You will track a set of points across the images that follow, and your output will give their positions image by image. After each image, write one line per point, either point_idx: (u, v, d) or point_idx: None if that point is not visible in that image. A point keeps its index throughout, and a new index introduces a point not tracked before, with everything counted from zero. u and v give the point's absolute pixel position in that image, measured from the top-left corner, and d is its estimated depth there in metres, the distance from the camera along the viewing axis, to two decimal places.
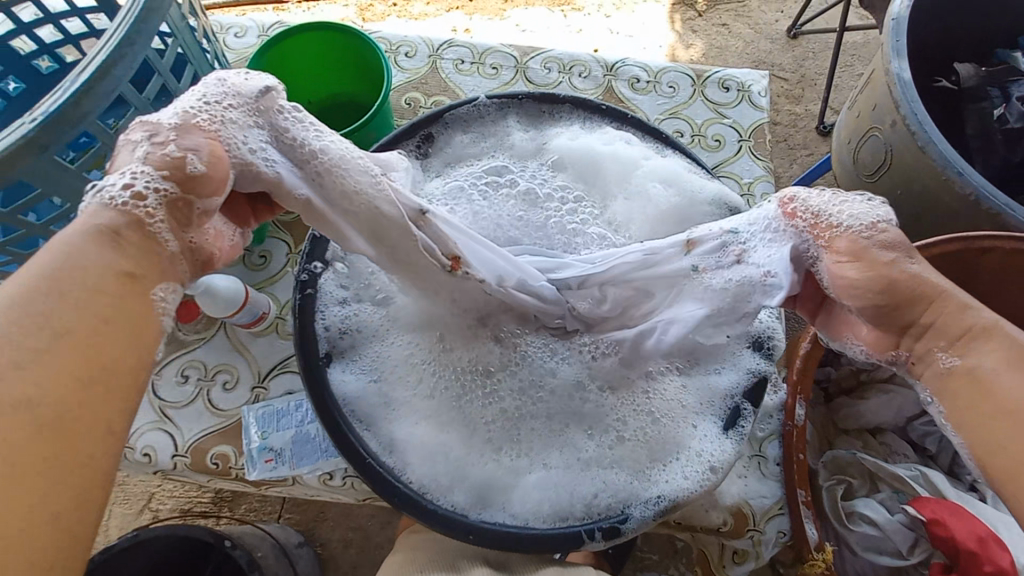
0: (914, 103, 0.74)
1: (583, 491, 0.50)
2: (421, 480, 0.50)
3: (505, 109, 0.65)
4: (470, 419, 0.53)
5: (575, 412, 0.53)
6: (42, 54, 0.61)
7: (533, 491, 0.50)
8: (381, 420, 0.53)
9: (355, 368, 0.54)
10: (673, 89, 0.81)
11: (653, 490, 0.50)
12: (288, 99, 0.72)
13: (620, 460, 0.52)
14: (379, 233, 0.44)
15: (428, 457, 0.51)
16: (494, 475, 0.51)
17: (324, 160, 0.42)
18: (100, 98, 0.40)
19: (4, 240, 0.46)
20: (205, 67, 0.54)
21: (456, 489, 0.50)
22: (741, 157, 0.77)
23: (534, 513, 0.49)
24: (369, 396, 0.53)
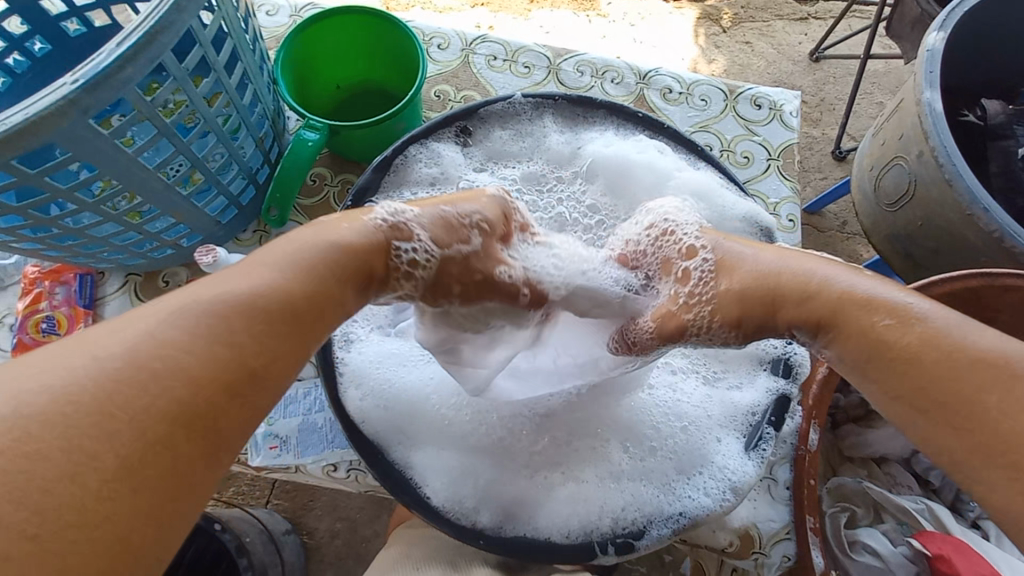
0: (945, 136, 0.75)
1: (613, 504, 0.49)
2: (443, 499, 0.48)
3: (540, 108, 0.64)
4: (503, 446, 0.52)
5: (613, 427, 0.54)
6: (71, 16, 0.59)
7: (561, 505, 0.49)
8: (393, 438, 0.50)
9: (364, 385, 0.51)
10: (705, 103, 0.81)
11: (676, 506, 0.49)
12: (319, 80, 0.72)
13: (649, 473, 0.51)
14: (409, 425, 0.51)
15: (457, 478, 0.49)
16: (521, 490, 0.50)
17: (404, 397, 0.52)
18: (143, 65, 0.38)
19: (27, 202, 0.45)
20: (244, 41, 0.53)
21: (482, 509, 0.48)
22: (769, 176, 0.77)
23: (561, 528, 0.48)
24: (391, 416, 0.51)
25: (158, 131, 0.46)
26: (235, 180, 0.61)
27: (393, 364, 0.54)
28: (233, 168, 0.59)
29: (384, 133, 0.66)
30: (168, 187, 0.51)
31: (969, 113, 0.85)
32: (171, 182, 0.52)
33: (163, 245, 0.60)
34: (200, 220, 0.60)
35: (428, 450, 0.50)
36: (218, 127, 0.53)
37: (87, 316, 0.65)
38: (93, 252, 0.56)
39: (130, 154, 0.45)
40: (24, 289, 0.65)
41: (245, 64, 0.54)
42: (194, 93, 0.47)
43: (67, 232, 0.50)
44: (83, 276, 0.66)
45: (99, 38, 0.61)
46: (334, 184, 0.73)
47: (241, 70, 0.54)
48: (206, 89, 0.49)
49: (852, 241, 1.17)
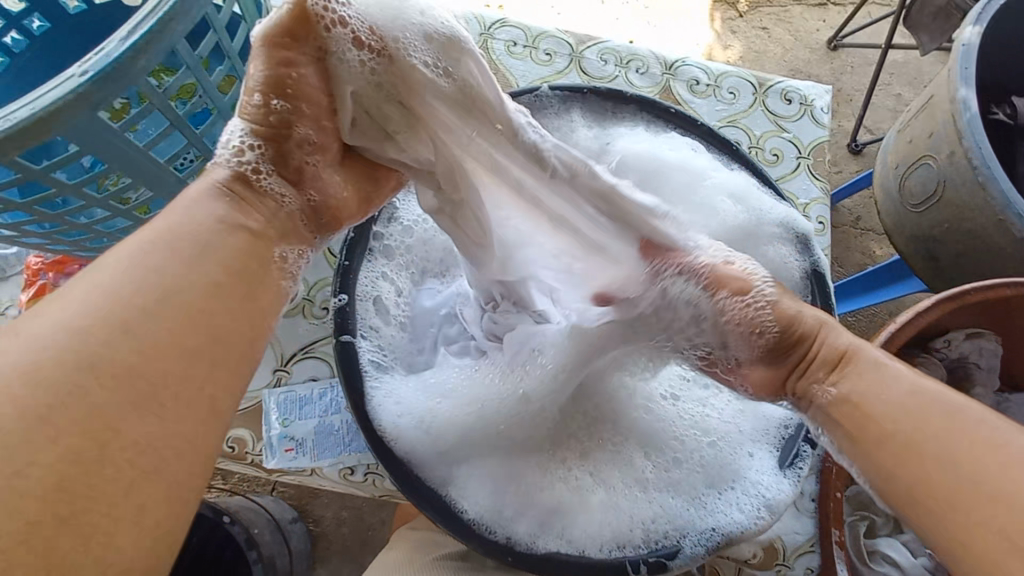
0: (979, 136, 0.73)
1: (644, 515, 0.48)
2: (478, 511, 0.47)
3: (568, 102, 0.61)
4: (534, 458, 0.49)
5: (650, 434, 0.51)
6: None
7: (594, 519, 0.47)
8: (425, 457, 0.48)
9: (396, 407, 0.49)
10: (734, 96, 0.77)
11: (708, 522, 0.47)
12: None
13: (678, 483, 0.50)
14: (445, 447, 0.48)
15: (490, 492, 0.47)
16: (554, 499, 0.48)
17: (437, 416, 0.49)
18: (159, 55, 0.35)
19: (33, 199, 0.41)
20: (259, 25, 0.49)
21: (518, 521, 0.47)
22: (798, 175, 0.74)
23: (592, 540, 0.46)
24: (423, 433, 0.48)
25: (171, 124, 0.43)
26: None
27: (427, 390, 0.51)
28: None
29: None
30: (180, 181, 0.48)
31: (999, 109, 0.82)
32: (182, 176, 0.49)
33: None
34: None
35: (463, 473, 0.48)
36: (231, 118, 0.50)
37: None
38: (99, 248, 0.54)
39: (142, 149, 0.42)
40: (27, 282, 0.63)
41: (259, 50, 0.51)
42: (210, 82, 0.44)
43: (74, 229, 0.47)
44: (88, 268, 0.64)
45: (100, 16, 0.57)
46: None
47: (255, 56, 0.51)
48: (221, 78, 0.46)
49: (865, 238, 1.15)
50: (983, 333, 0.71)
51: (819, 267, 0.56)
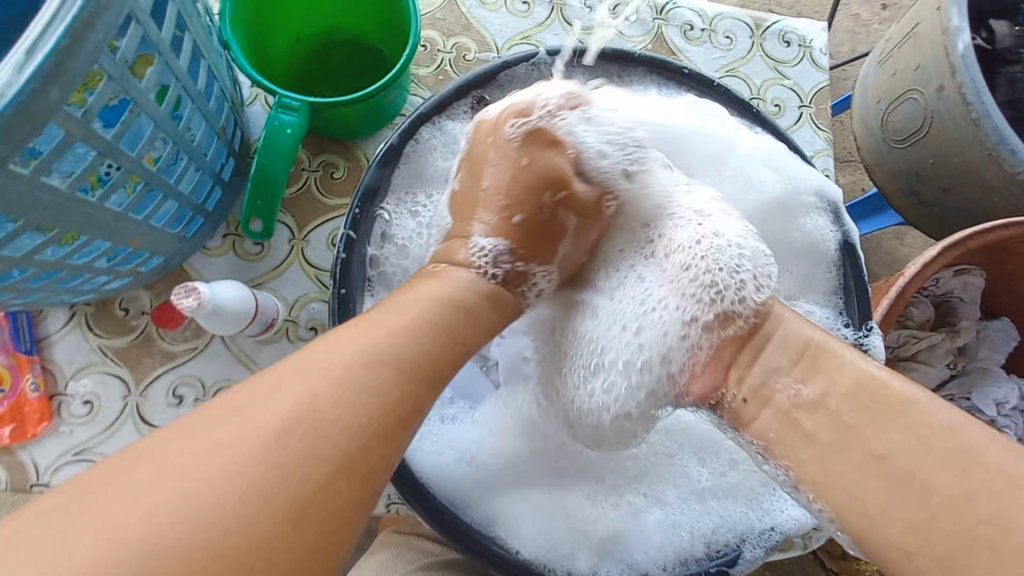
0: (972, 67, 0.66)
1: (702, 525, 0.47)
2: (532, 550, 0.44)
3: (569, 68, 0.53)
4: (588, 488, 0.48)
5: (706, 443, 0.49)
6: None
7: (654, 536, 0.46)
8: (473, 495, 0.45)
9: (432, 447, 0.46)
10: (730, 41, 0.71)
11: (767, 522, 0.47)
12: (275, 34, 0.56)
13: (735, 487, 0.48)
14: (491, 487, 0.46)
15: (546, 525, 0.45)
16: (612, 525, 0.46)
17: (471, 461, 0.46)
18: (77, 78, 0.26)
19: None
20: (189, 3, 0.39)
21: (575, 554, 0.45)
22: (802, 126, 0.70)
23: (654, 559, 0.46)
24: (465, 475, 0.46)
25: (100, 152, 0.34)
26: (197, 184, 0.48)
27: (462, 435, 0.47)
28: (195, 171, 0.46)
29: (376, 104, 0.54)
30: (119, 215, 0.39)
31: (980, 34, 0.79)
32: (123, 207, 0.39)
33: (118, 275, 0.48)
34: (161, 241, 0.48)
35: (515, 517, 0.45)
36: (172, 129, 0.40)
37: (34, 364, 0.53)
38: (28, 301, 0.44)
39: (67, 190, 0.33)
40: None
41: (194, 36, 0.40)
42: (140, 91, 0.34)
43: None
44: (16, 316, 0.53)
45: None
46: (314, 168, 0.60)
47: (191, 44, 0.40)
48: (154, 82, 0.36)
49: None
50: (969, 269, 0.72)
51: (850, 238, 0.53)
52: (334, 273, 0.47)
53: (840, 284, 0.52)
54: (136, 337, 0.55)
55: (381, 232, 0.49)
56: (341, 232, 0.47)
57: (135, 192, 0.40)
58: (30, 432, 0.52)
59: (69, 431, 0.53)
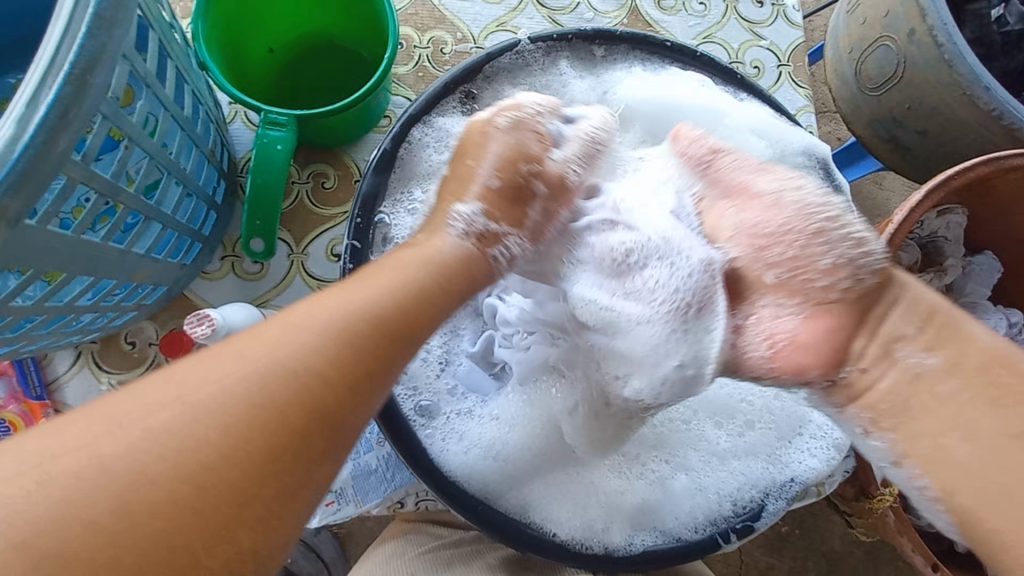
0: (941, 7, 0.64)
1: (726, 488, 0.48)
2: (569, 530, 0.46)
3: (554, 53, 0.53)
4: (616, 464, 0.49)
5: (723, 408, 0.50)
6: None
7: (683, 501, 0.48)
8: (505, 485, 0.46)
9: (458, 441, 0.46)
10: (705, 7, 0.71)
11: (788, 474, 0.49)
12: (245, 49, 0.55)
13: (754, 446, 0.50)
14: (522, 476, 0.47)
15: (579, 505, 0.47)
16: (640, 495, 0.48)
17: (497, 451, 0.46)
18: (79, 126, 0.27)
19: None
20: (168, 30, 0.38)
21: (611, 528, 0.47)
22: (782, 85, 0.71)
23: (687, 523, 0.48)
24: (493, 463, 0.46)
25: (100, 194, 0.33)
26: (193, 210, 0.47)
27: (485, 425, 0.47)
28: (189, 197, 0.46)
29: (360, 109, 0.53)
30: (124, 252, 0.39)
31: None
32: (126, 244, 0.39)
33: (125, 311, 0.47)
34: (163, 270, 0.47)
35: (548, 503, 0.46)
36: (165, 161, 0.39)
37: (48, 408, 0.53)
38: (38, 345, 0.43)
39: (73, 234, 0.33)
40: None
41: (175, 61, 0.39)
42: (133, 128, 0.33)
43: (7, 342, 0.37)
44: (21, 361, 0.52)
45: None
46: (304, 180, 0.59)
47: (174, 69, 0.39)
48: (144, 114, 0.35)
49: None
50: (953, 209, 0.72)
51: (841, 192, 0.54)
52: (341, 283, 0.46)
53: None
54: (148, 367, 0.55)
55: (382, 237, 0.48)
56: (346, 242, 0.47)
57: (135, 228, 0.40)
58: None
59: None
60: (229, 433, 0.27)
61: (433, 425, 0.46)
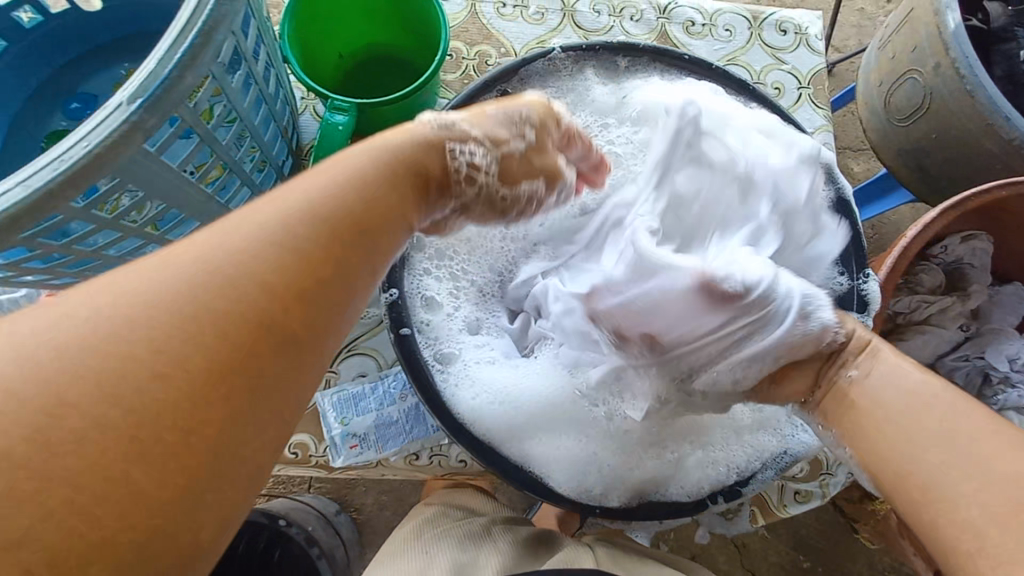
0: (964, 43, 0.69)
1: (728, 460, 0.52)
2: (568, 480, 0.50)
3: (581, 62, 0.60)
4: (626, 434, 0.52)
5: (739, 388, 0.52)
6: (23, 5, 0.57)
7: (685, 470, 0.51)
8: (511, 433, 0.50)
9: (473, 391, 0.51)
10: (730, 34, 0.77)
11: (785, 450, 0.52)
12: (319, 51, 0.65)
13: (760, 423, 0.53)
14: (528, 427, 0.51)
15: (580, 460, 0.51)
16: (646, 462, 0.51)
17: (508, 404, 0.51)
18: (198, 74, 0.34)
19: (72, 240, 0.40)
20: (264, 22, 0.47)
21: (609, 484, 0.51)
22: (801, 106, 0.75)
23: (686, 490, 0.51)
24: (505, 414, 0.50)
25: (200, 139, 0.42)
26: (265, 177, 0.56)
27: (499, 377, 0.52)
28: (262, 165, 0.54)
29: (412, 105, 0.62)
30: (209, 198, 0.47)
31: (975, 16, 0.83)
32: (211, 192, 0.47)
33: None
34: None
35: (552, 455, 0.51)
36: (249, 125, 0.48)
37: None
38: None
39: (176, 171, 0.41)
40: None
41: (266, 48, 0.48)
42: (232, 91, 0.42)
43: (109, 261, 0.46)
44: None
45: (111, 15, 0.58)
46: None
47: (265, 55, 0.48)
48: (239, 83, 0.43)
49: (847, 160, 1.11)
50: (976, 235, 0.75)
51: (843, 194, 0.58)
52: None
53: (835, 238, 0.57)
54: None
55: None
56: None
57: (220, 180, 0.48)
58: None
59: None
60: (202, 335, 0.26)
61: (449, 372, 0.52)
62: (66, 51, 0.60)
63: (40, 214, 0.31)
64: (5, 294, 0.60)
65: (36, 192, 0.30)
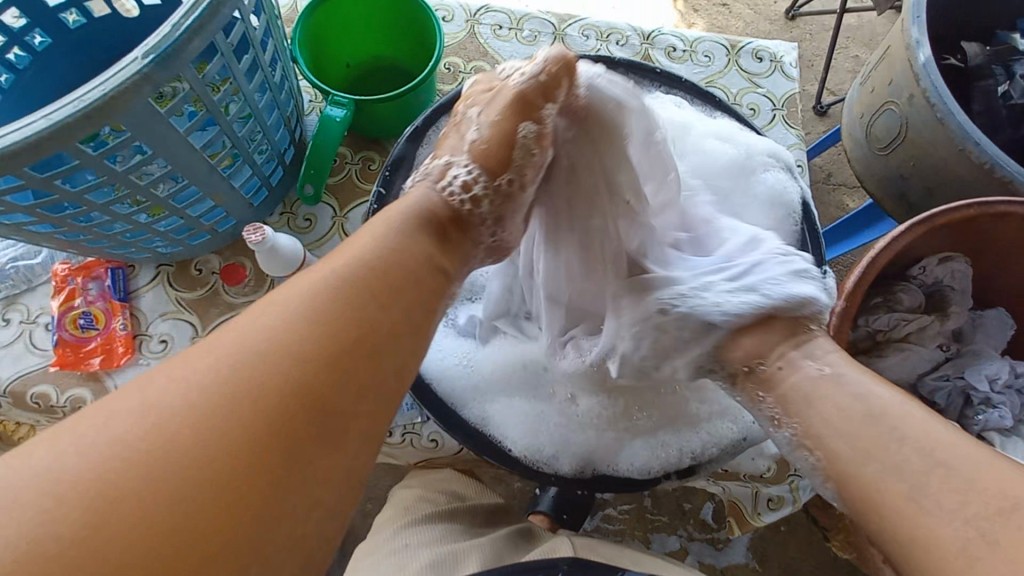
0: (935, 75, 0.70)
1: (683, 441, 0.55)
2: (521, 448, 0.54)
3: None
4: (581, 411, 0.56)
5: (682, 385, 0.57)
6: (70, 7, 0.64)
7: (637, 449, 0.55)
8: (469, 397, 0.56)
9: (440, 355, 0.57)
10: (708, 59, 0.83)
11: (740, 433, 0.55)
12: (327, 59, 0.72)
13: (716, 407, 0.56)
14: (484, 395, 0.56)
15: (533, 430, 0.55)
16: (595, 439, 0.55)
17: (469, 380, 0.56)
18: (205, 42, 0.40)
19: (84, 189, 0.45)
20: (274, 19, 0.53)
21: (561, 457, 0.54)
22: (775, 126, 0.80)
23: (642, 466, 0.54)
24: (465, 382, 0.56)
25: (205, 110, 0.47)
26: (267, 162, 0.61)
27: (461, 355, 0.58)
28: (264, 149, 0.60)
29: (404, 106, 0.67)
30: (212, 169, 0.52)
31: (951, 57, 0.83)
32: (214, 163, 0.52)
33: (200, 230, 0.61)
34: (236, 203, 0.61)
35: (506, 423, 0.55)
36: (254, 107, 0.53)
37: (124, 310, 0.66)
38: (134, 241, 0.57)
39: (183, 135, 0.46)
40: (56, 287, 0.65)
41: (275, 42, 0.54)
42: (238, 71, 0.48)
43: (116, 218, 0.51)
44: (114, 270, 0.66)
45: (148, 17, 0.66)
46: (355, 162, 0.73)
47: (273, 47, 0.54)
48: (246, 65, 0.49)
49: (839, 194, 1.11)
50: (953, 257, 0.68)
51: (806, 197, 0.62)
52: (369, 221, 0.58)
53: (798, 238, 0.60)
54: (206, 291, 0.67)
55: (408, 199, 0.61)
56: (374, 190, 0.59)
57: (221, 154, 0.53)
58: (116, 362, 0.64)
59: (147, 364, 0.64)
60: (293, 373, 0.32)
61: None
62: (100, 49, 0.67)
63: (55, 145, 0.36)
64: (23, 261, 0.66)
65: (56, 124, 0.36)
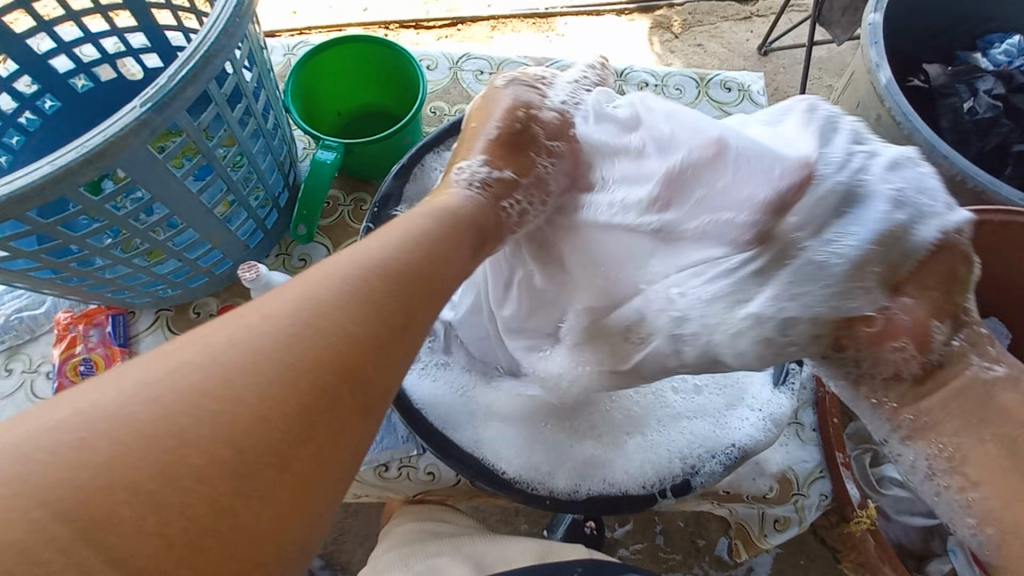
0: (898, 96, 0.73)
1: (677, 449, 0.56)
2: (517, 470, 0.54)
3: None
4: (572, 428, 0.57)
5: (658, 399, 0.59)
6: (78, 72, 0.69)
7: (632, 460, 0.56)
8: (461, 420, 0.56)
9: (431, 379, 0.58)
10: (679, 92, 0.87)
11: (730, 440, 0.56)
12: (318, 108, 0.76)
13: (699, 413, 0.58)
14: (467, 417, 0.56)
15: (527, 449, 0.55)
16: (589, 453, 0.56)
17: (457, 407, 0.57)
18: (198, 90, 0.43)
19: (85, 233, 0.48)
20: (265, 71, 0.57)
21: (557, 475, 0.54)
22: None
23: (637, 479, 0.54)
24: (454, 404, 0.57)
25: (201, 155, 0.50)
26: (261, 205, 0.64)
27: (447, 378, 0.59)
28: (258, 193, 0.63)
29: (392, 147, 0.70)
30: (208, 211, 0.55)
31: (915, 79, 0.87)
32: (210, 206, 0.55)
33: (198, 272, 0.63)
34: (232, 245, 0.63)
35: (495, 442, 0.55)
36: (248, 152, 0.56)
37: (124, 354, 0.67)
38: (134, 285, 0.59)
39: (179, 177, 0.49)
40: (58, 335, 0.66)
41: (267, 92, 0.59)
42: (232, 118, 0.51)
43: (116, 262, 0.53)
44: (115, 316, 0.68)
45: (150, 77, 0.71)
46: (347, 204, 0.76)
47: (265, 97, 0.59)
48: (239, 113, 0.53)
49: None
50: None
51: None
52: None
53: None
54: None
55: None
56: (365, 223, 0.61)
57: (217, 198, 0.56)
58: None
59: None
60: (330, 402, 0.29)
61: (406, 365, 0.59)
62: (105, 110, 0.71)
63: (59, 187, 0.39)
64: (27, 311, 0.68)
65: (59, 167, 0.38)
